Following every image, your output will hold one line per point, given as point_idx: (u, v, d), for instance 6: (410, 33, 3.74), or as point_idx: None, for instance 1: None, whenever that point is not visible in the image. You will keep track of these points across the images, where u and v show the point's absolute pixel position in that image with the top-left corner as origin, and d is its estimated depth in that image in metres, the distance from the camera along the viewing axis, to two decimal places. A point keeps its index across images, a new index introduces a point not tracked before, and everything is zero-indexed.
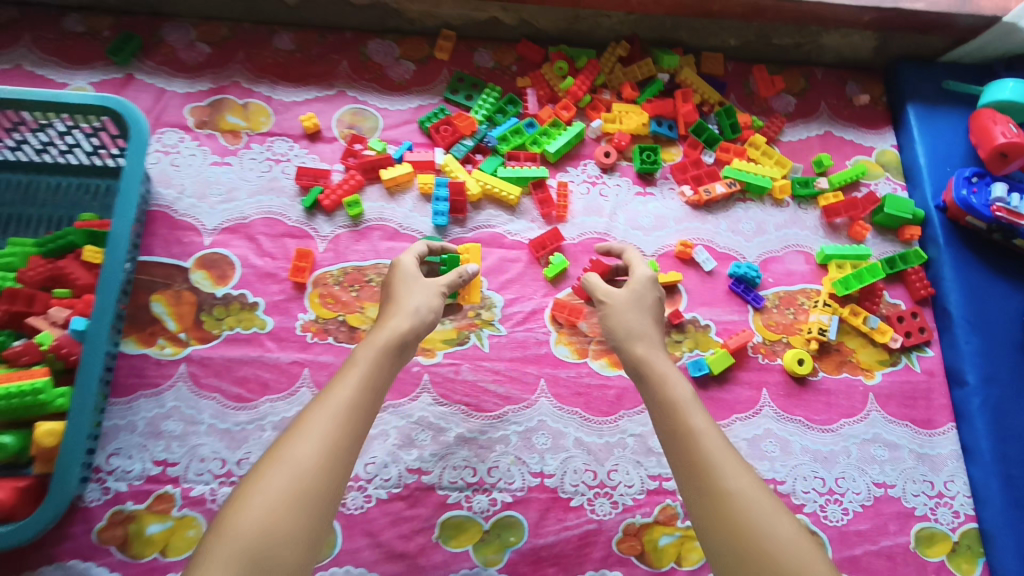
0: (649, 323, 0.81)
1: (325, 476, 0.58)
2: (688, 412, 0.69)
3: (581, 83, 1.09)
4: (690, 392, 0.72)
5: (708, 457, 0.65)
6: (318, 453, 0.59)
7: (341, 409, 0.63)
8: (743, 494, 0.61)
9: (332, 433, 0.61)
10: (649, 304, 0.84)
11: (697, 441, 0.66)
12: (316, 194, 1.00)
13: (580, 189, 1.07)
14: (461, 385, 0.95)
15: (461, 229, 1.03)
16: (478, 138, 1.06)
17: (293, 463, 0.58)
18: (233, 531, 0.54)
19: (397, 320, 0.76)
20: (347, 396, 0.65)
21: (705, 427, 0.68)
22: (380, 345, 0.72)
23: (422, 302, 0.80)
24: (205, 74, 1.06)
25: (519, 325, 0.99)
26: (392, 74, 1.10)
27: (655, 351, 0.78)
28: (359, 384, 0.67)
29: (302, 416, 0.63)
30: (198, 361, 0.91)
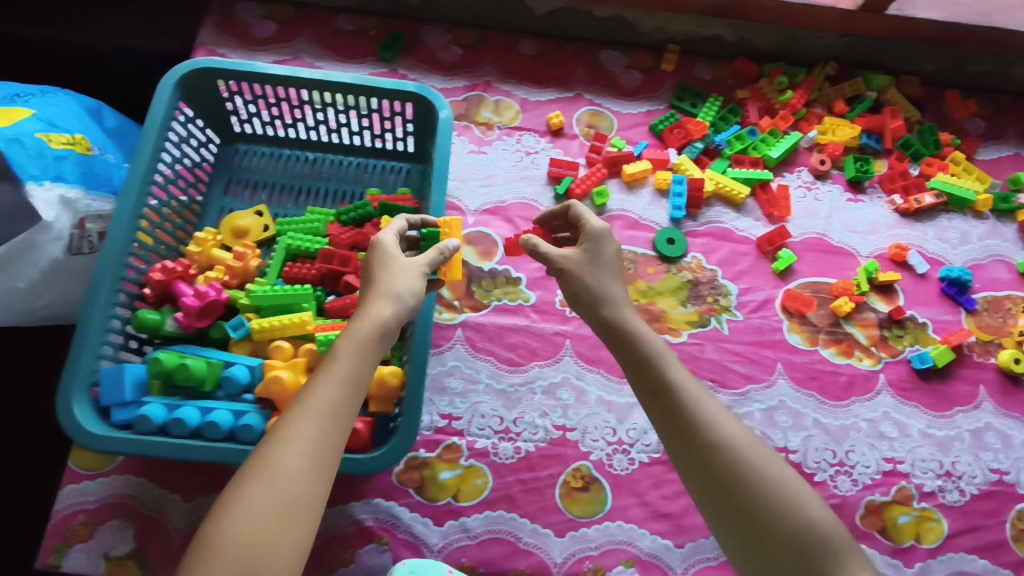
0: (622, 289, 0.81)
1: (310, 481, 0.58)
2: (671, 372, 0.72)
3: (799, 97, 1.18)
4: (662, 343, 0.76)
5: (699, 410, 0.69)
6: (317, 448, 0.60)
7: (322, 403, 0.62)
8: (769, 461, 0.65)
9: (315, 435, 0.60)
10: (615, 270, 0.82)
11: (677, 395, 0.70)
12: (568, 184, 1.09)
13: (798, 193, 1.15)
14: (707, 363, 1.02)
15: (694, 223, 1.11)
16: (707, 142, 1.15)
17: (276, 475, 0.57)
18: (214, 550, 0.54)
19: (378, 303, 0.71)
20: (328, 390, 0.63)
21: (683, 380, 0.72)
22: (376, 326, 0.69)
23: (398, 268, 0.76)
24: (460, 74, 1.17)
25: (754, 312, 1.06)
26: (623, 81, 1.20)
27: (636, 321, 0.78)
28: (343, 386, 0.64)
29: (280, 422, 0.62)
30: (473, 326, 1.00)
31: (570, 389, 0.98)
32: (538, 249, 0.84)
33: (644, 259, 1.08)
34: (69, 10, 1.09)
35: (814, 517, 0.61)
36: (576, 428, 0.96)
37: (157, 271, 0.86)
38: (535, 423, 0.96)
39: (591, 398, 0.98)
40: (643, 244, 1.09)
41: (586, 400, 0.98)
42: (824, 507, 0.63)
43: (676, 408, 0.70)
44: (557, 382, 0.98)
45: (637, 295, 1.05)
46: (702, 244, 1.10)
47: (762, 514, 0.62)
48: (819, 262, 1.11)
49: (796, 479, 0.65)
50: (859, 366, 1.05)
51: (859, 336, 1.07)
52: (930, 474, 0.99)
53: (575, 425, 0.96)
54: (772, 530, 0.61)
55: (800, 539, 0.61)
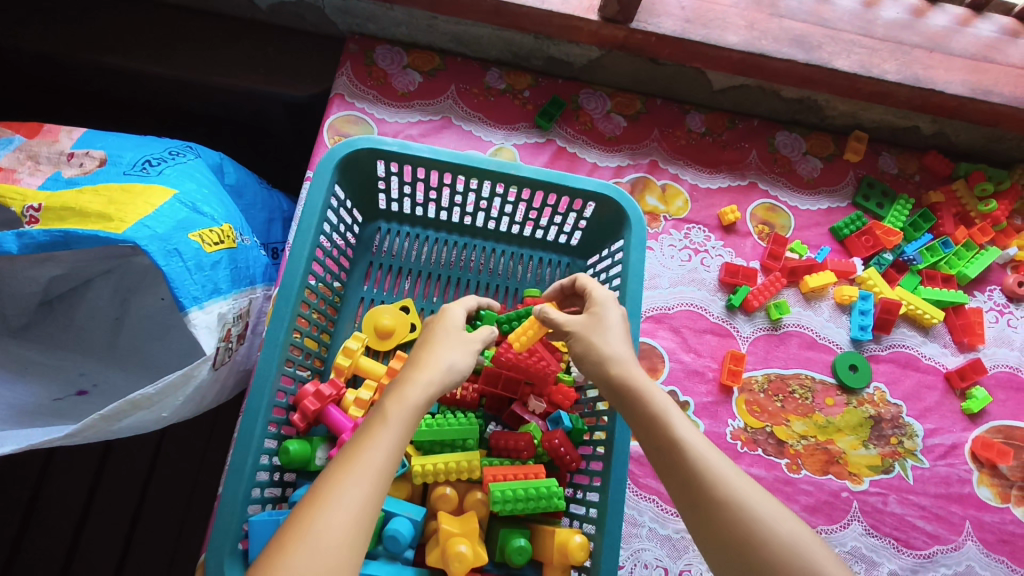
0: (627, 344, 0.68)
1: (343, 559, 0.48)
2: (676, 422, 0.60)
3: (1005, 209, 1.05)
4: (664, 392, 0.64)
5: (708, 463, 0.56)
6: (351, 508, 0.50)
7: (368, 464, 0.52)
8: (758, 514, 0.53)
9: (359, 496, 0.50)
10: (621, 326, 0.69)
11: (683, 453, 0.57)
12: (745, 293, 0.97)
13: (990, 317, 1.03)
14: (889, 517, 0.91)
15: (877, 345, 0.99)
16: (897, 252, 1.02)
17: (307, 547, 0.47)
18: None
19: (429, 375, 0.62)
20: (377, 458, 0.53)
21: (691, 436, 0.59)
22: (416, 393, 0.59)
23: (466, 341, 0.67)
24: (622, 149, 1.04)
25: (941, 459, 0.95)
26: (800, 170, 1.07)
27: (641, 374, 0.65)
28: (388, 457, 0.54)
29: (320, 486, 0.51)
30: (636, 457, 0.89)
31: None
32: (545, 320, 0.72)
33: (822, 387, 0.96)
34: (207, 48, 1.00)
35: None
36: None
37: (309, 397, 0.75)
38: None
39: None
40: (821, 368, 0.97)
41: None
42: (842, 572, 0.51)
43: (676, 467, 0.57)
44: None
45: (814, 430, 0.93)
46: (885, 372, 0.98)
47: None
48: (1011, 402, 0.99)
49: (811, 537, 0.53)
50: None
51: None
52: None
53: None
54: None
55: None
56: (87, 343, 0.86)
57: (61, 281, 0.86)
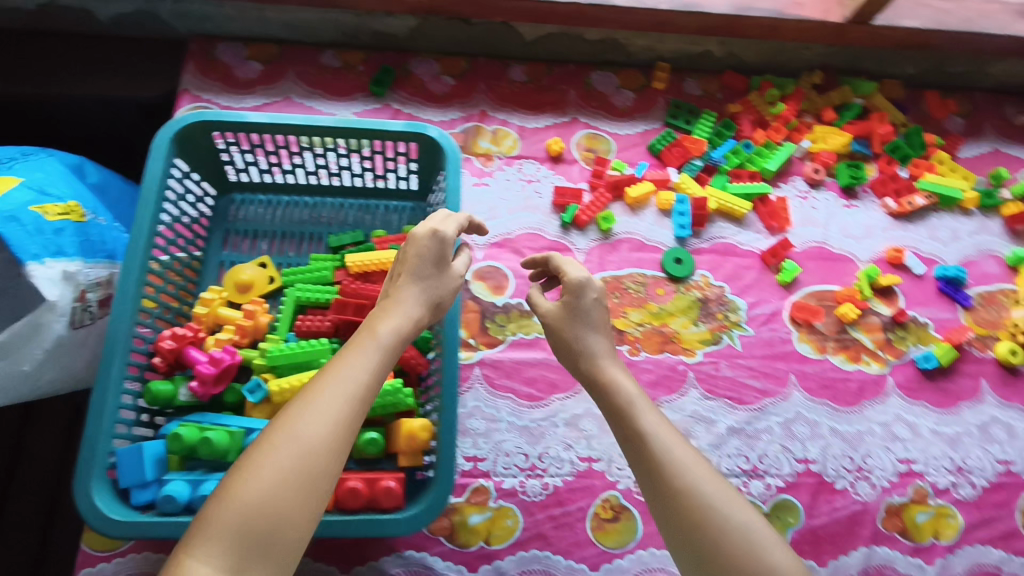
0: (603, 342, 0.79)
1: (322, 458, 0.57)
2: (645, 425, 0.70)
3: (791, 109, 1.21)
4: (635, 387, 0.75)
5: (668, 456, 0.66)
6: (320, 426, 0.58)
7: (353, 381, 0.62)
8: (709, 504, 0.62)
9: (338, 403, 0.60)
10: (599, 319, 0.81)
11: (647, 443, 0.68)
12: (575, 211, 1.09)
13: (796, 203, 1.17)
14: (722, 380, 1.03)
15: (698, 240, 1.12)
16: (706, 158, 1.16)
17: (297, 438, 0.57)
18: (221, 524, 0.53)
19: (410, 305, 0.72)
20: (354, 371, 0.63)
21: (656, 428, 0.69)
22: (399, 323, 0.69)
23: (449, 282, 0.76)
24: (453, 104, 1.16)
25: (764, 325, 1.08)
26: (615, 101, 1.21)
27: (617, 373, 0.76)
28: (369, 374, 0.63)
29: (295, 400, 0.60)
30: (490, 363, 0.99)
31: (592, 420, 0.98)
32: (535, 304, 0.85)
33: (653, 281, 1.09)
34: (56, 64, 1.08)
35: (779, 564, 0.59)
36: (600, 458, 0.96)
37: (167, 339, 0.83)
38: (560, 457, 0.95)
39: None
40: (651, 265, 1.10)
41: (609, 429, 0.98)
42: (788, 561, 0.60)
43: (648, 472, 0.66)
44: (580, 415, 0.98)
45: (649, 317, 1.06)
46: (708, 261, 1.11)
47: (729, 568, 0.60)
48: (821, 270, 1.13)
49: (759, 525, 0.62)
50: (868, 371, 1.07)
51: (865, 341, 1.09)
52: (944, 471, 1.03)
53: (600, 455, 0.96)
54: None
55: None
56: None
57: None
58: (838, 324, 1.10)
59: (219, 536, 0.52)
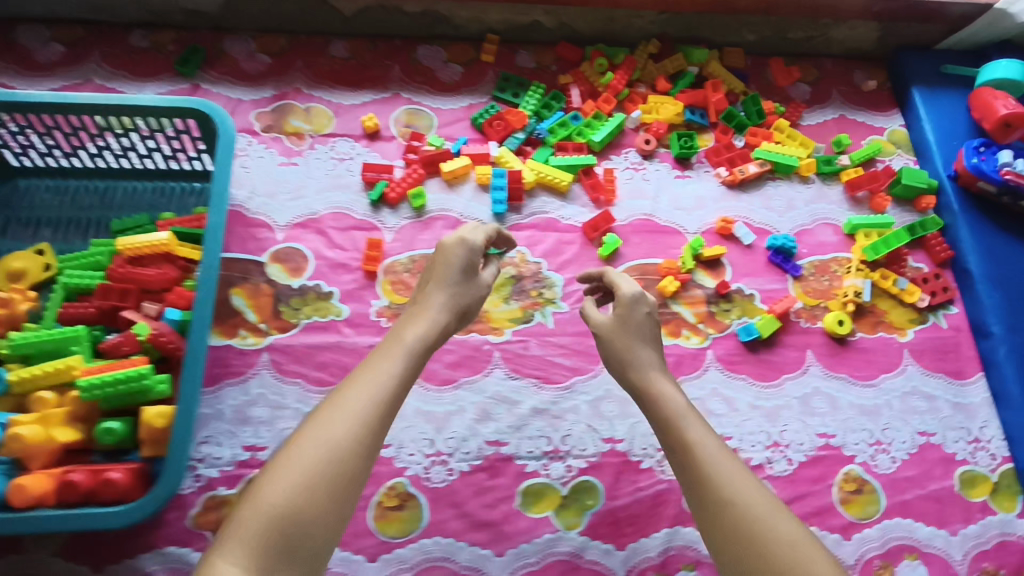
0: (649, 354, 0.81)
1: (354, 458, 0.61)
2: (699, 441, 0.72)
3: (620, 78, 1.17)
4: (684, 401, 0.77)
5: (713, 467, 0.69)
6: (347, 428, 0.62)
7: (378, 382, 0.67)
8: (754, 513, 0.65)
9: (357, 404, 0.64)
10: (644, 337, 0.83)
11: (693, 452, 0.71)
12: (382, 188, 1.06)
13: (625, 175, 1.14)
14: (530, 359, 1.00)
15: (518, 216, 1.09)
16: (528, 131, 1.13)
17: (313, 438, 0.61)
18: (252, 521, 0.57)
19: (435, 312, 0.77)
20: (391, 369, 0.69)
21: (702, 438, 0.72)
22: (431, 329, 0.75)
23: (473, 287, 0.82)
24: (267, 82, 1.13)
25: (579, 302, 1.05)
26: (442, 76, 1.18)
27: (658, 379, 0.79)
28: (397, 379, 0.68)
29: (335, 397, 0.65)
30: (280, 348, 0.96)
31: None
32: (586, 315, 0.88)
33: None
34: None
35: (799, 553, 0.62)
36: (390, 444, 0.93)
37: None
38: None
39: (407, 410, 0.95)
40: None
41: (402, 413, 0.95)
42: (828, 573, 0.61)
43: (699, 483, 0.69)
44: None
45: None
46: (526, 237, 1.08)
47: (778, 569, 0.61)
48: (645, 244, 1.10)
49: (810, 541, 0.64)
50: (687, 345, 1.04)
51: (686, 315, 1.06)
52: (759, 448, 0.99)
53: (390, 441, 0.94)
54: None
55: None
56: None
57: None
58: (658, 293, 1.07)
59: (241, 539, 0.56)
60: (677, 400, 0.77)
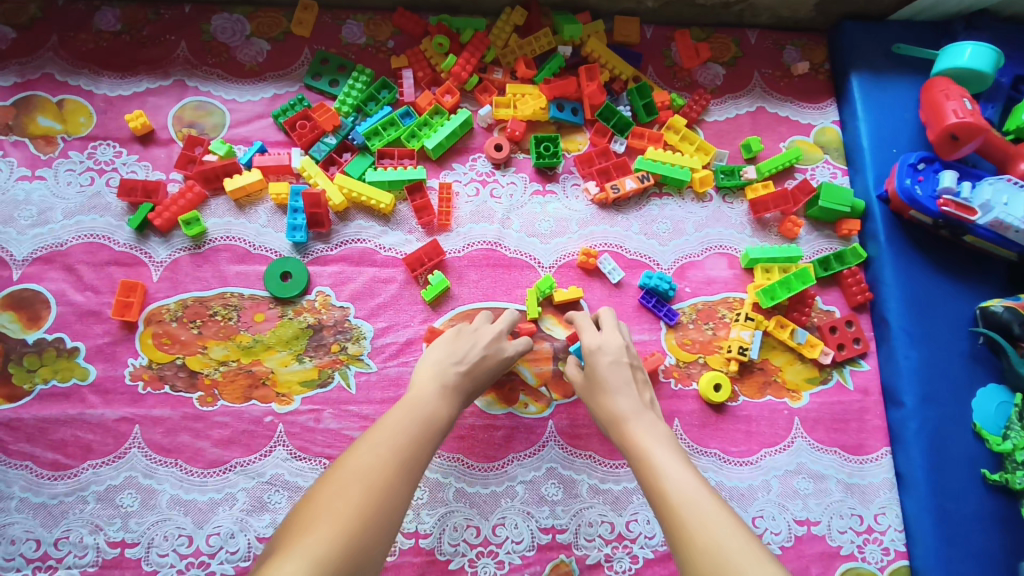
0: (632, 398, 0.74)
1: (400, 497, 0.59)
2: (666, 469, 0.64)
3: (465, 62, 0.93)
4: (666, 434, 0.70)
5: (687, 480, 0.62)
6: (389, 462, 0.61)
7: (421, 422, 0.67)
8: (711, 524, 0.56)
9: (402, 443, 0.63)
10: (619, 379, 0.76)
11: (664, 469, 0.64)
12: (145, 212, 0.85)
13: (468, 190, 0.92)
14: (322, 435, 0.81)
15: (325, 245, 0.88)
16: (342, 134, 0.90)
17: (363, 467, 0.59)
18: (306, 549, 0.51)
19: (463, 350, 0.76)
20: (438, 412, 0.69)
21: (680, 479, 0.62)
22: (442, 381, 0.72)
23: (495, 363, 0.77)
24: (9, 66, 0.89)
25: (392, 359, 0.85)
26: (241, 57, 0.93)
27: (647, 416, 0.72)
28: (432, 419, 0.68)
29: (374, 435, 0.64)
30: (5, 424, 0.78)
31: (133, 493, 0.77)
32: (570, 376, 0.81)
33: (251, 303, 0.85)
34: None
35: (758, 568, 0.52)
36: (137, 542, 0.76)
37: None
38: (83, 543, 0.75)
39: (161, 500, 0.77)
40: (252, 282, 0.86)
41: (154, 504, 0.77)
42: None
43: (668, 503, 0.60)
44: (117, 486, 0.77)
45: (236, 353, 0.83)
46: (332, 273, 0.87)
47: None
48: (485, 282, 0.89)
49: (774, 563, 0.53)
50: (522, 415, 0.85)
51: (526, 376, 0.86)
52: (597, 542, 0.82)
53: (138, 539, 0.76)
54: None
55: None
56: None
57: None
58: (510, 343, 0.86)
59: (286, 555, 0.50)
60: (655, 428, 0.71)
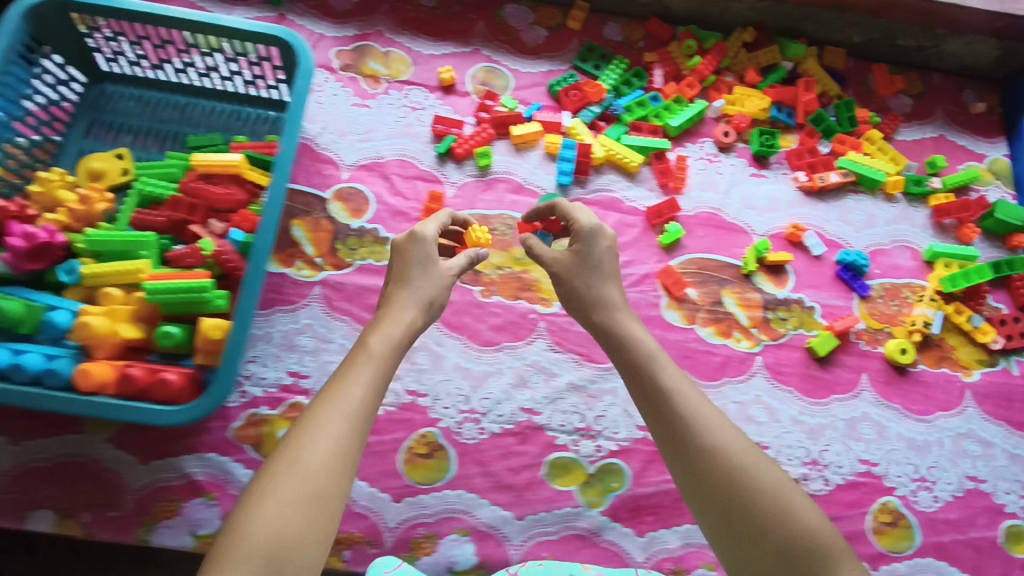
0: (619, 290, 0.82)
1: (326, 480, 0.58)
2: (677, 390, 0.71)
3: (708, 63, 1.12)
4: (656, 344, 0.77)
5: (691, 411, 0.69)
6: (315, 465, 0.59)
7: (361, 402, 0.64)
8: (730, 454, 0.66)
9: (338, 438, 0.60)
10: (610, 267, 0.82)
11: (672, 397, 0.71)
12: (450, 142, 1.05)
13: (698, 164, 1.10)
14: (574, 335, 0.99)
15: (582, 190, 1.07)
16: (604, 105, 1.10)
17: (307, 458, 0.59)
18: (244, 543, 0.54)
19: (400, 312, 0.74)
20: (360, 383, 0.65)
21: (676, 381, 0.72)
22: (390, 341, 0.71)
23: (434, 287, 0.77)
24: (351, 22, 1.12)
25: (633, 286, 1.02)
26: (526, 39, 1.15)
27: (631, 321, 0.80)
28: (365, 389, 0.65)
29: (311, 415, 0.62)
30: (333, 284, 0.97)
31: (426, 354, 0.95)
32: (535, 249, 0.87)
33: None
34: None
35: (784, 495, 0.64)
36: (427, 394, 0.93)
37: None
38: (386, 387, 0.93)
39: (447, 363, 0.95)
40: (524, 210, 1.05)
41: (442, 365, 0.95)
42: (816, 521, 0.63)
43: (688, 439, 0.68)
44: (414, 347, 0.95)
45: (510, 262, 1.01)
46: None
47: (747, 502, 0.63)
48: (709, 238, 1.06)
49: (793, 491, 0.65)
50: (735, 348, 1.01)
51: (739, 317, 1.03)
52: (796, 462, 0.96)
53: (428, 391, 0.94)
54: (738, 504, 0.64)
55: (794, 550, 0.61)
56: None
57: None
58: (460, 224, 0.92)
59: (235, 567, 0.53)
60: (648, 346, 0.77)
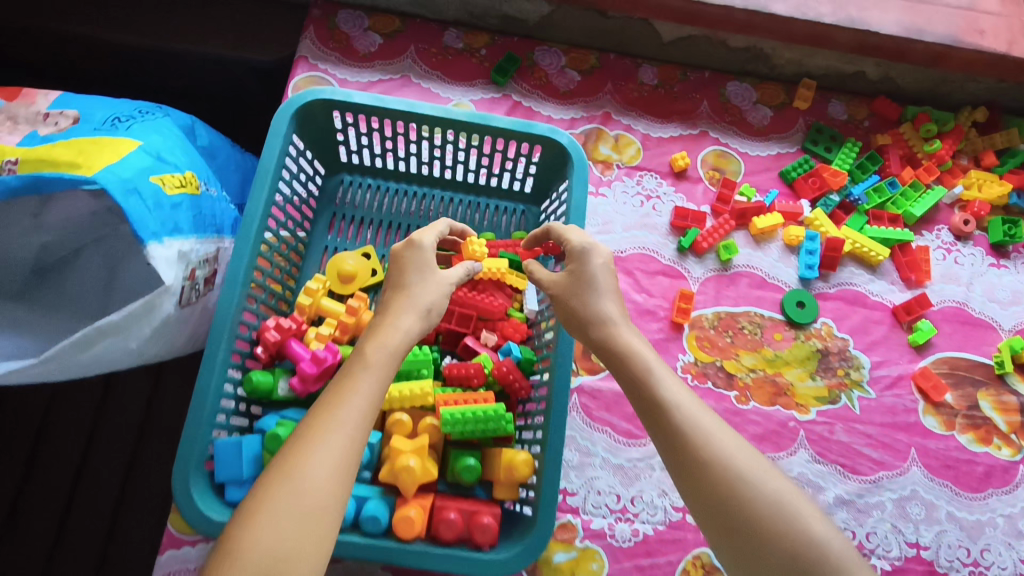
0: (614, 304, 0.73)
1: (324, 491, 0.52)
2: (675, 403, 0.62)
3: (948, 149, 1.08)
4: (654, 354, 0.68)
5: (695, 424, 0.61)
6: (321, 478, 0.52)
7: (358, 409, 0.57)
8: (734, 471, 0.57)
9: (341, 447, 0.54)
10: (606, 282, 0.74)
11: (668, 410, 0.62)
12: (695, 235, 1.00)
13: (938, 254, 1.06)
14: (836, 445, 0.94)
15: (825, 284, 1.02)
16: (844, 194, 1.05)
17: (310, 469, 0.52)
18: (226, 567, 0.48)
19: (398, 320, 0.67)
20: (361, 393, 0.58)
21: (677, 395, 0.63)
22: (391, 350, 0.63)
23: (439, 292, 0.72)
24: (576, 102, 1.07)
25: (888, 389, 0.98)
26: (751, 119, 1.10)
27: (622, 331, 0.70)
28: (368, 401, 0.58)
29: (311, 424, 0.56)
30: (589, 391, 0.93)
31: None
32: (540, 279, 0.77)
33: (771, 324, 1.00)
34: (155, 6, 1.00)
35: (820, 531, 0.53)
36: None
37: (270, 330, 0.80)
38: (655, 503, 0.89)
39: None
40: (770, 305, 1.01)
41: None
42: (833, 532, 0.54)
43: (689, 457, 0.59)
44: None
45: (762, 364, 0.97)
46: (834, 309, 1.01)
47: (750, 518, 0.55)
48: (957, 335, 1.02)
49: (813, 512, 0.55)
50: (997, 456, 0.97)
51: (998, 422, 0.99)
52: None
53: None
54: (743, 518, 0.55)
55: (802, 561, 0.52)
56: (80, 307, 0.78)
57: (46, 247, 0.78)
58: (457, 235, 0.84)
59: None
60: (652, 358, 0.68)
